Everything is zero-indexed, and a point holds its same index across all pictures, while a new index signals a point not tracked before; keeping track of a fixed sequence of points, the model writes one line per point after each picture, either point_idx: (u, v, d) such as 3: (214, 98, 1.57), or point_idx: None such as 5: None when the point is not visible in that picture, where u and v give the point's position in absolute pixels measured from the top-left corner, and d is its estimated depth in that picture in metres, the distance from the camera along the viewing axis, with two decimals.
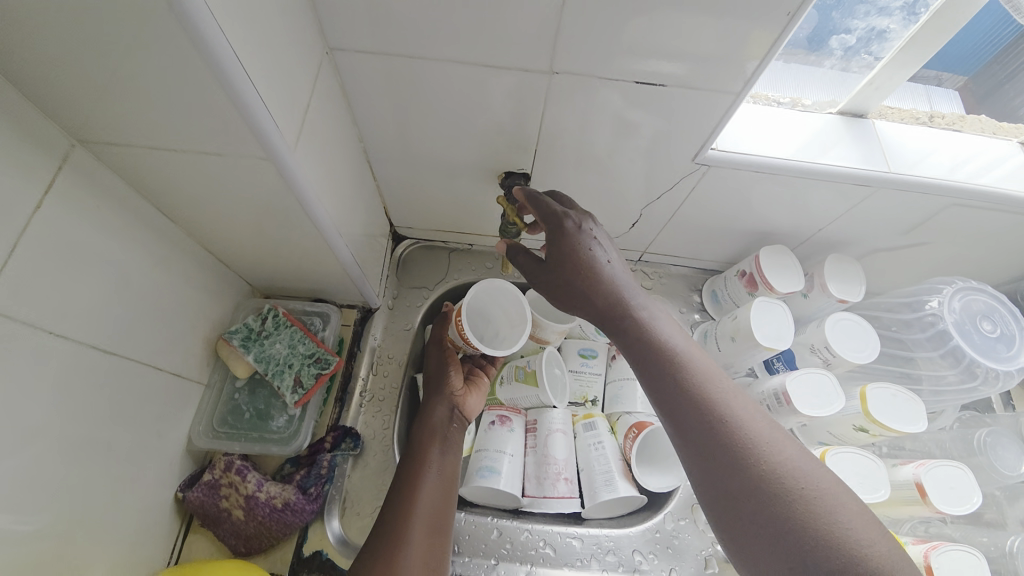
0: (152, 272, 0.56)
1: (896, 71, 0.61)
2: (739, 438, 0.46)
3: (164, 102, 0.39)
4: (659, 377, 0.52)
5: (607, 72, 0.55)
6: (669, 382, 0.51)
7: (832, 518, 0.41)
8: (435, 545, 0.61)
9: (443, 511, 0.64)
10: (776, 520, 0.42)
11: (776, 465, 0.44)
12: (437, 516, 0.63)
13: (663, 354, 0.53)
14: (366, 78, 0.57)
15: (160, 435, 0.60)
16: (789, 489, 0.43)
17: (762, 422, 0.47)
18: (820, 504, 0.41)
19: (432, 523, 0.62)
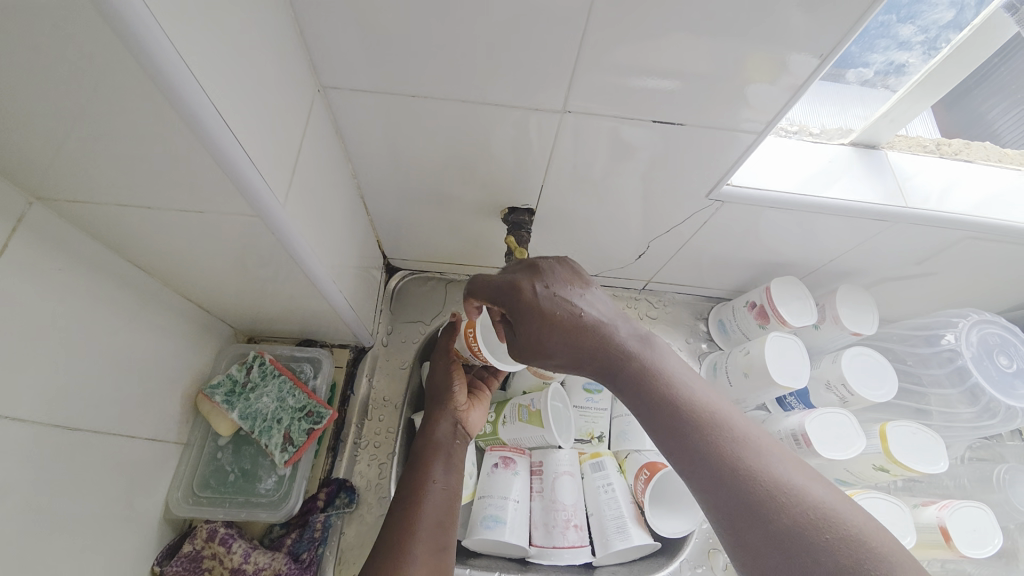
0: (125, 329, 0.51)
1: (913, 103, 0.60)
2: (769, 499, 0.37)
3: (137, 161, 0.35)
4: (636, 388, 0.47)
5: (619, 106, 0.52)
6: (675, 431, 0.43)
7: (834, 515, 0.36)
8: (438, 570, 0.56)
9: (445, 529, 0.60)
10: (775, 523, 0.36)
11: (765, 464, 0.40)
12: (440, 532, 0.59)
13: (659, 396, 0.46)
14: (361, 115, 0.54)
15: (134, 507, 0.54)
16: (844, 557, 0.34)
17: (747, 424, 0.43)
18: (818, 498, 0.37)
19: (435, 542, 0.58)
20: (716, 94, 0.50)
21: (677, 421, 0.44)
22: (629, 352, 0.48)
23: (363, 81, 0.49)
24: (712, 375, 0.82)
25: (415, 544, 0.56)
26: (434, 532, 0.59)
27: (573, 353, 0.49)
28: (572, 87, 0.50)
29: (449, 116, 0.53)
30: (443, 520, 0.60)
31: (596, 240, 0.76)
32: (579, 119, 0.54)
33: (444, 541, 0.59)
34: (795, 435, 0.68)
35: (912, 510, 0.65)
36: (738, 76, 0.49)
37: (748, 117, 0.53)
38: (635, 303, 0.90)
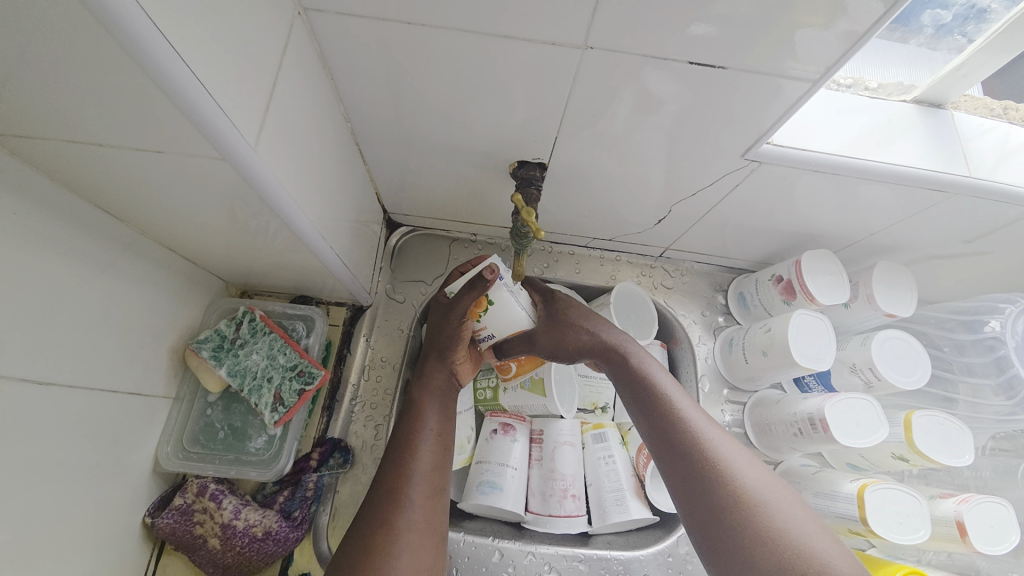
0: (96, 281, 0.48)
1: (990, 58, 0.51)
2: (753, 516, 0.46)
3: (72, 89, 0.30)
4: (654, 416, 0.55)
5: (650, 47, 0.45)
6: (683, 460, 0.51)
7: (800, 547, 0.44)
8: (436, 504, 0.54)
9: (439, 473, 0.55)
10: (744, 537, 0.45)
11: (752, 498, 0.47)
12: (435, 478, 0.55)
13: (676, 426, 0.53)
14: (350, 45, 0.47)
15: (120, 461, 0.53)
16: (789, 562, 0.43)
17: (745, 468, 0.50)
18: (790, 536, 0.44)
19: (430, 489, 0.54)
20: (761, 36, 0.43)
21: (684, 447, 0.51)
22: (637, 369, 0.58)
23: (351, 2, 0.42)
24: (727, 351, 0.78)
25: (412, 494, 0.52)
26: (430, 479, 0.54)
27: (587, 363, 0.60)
28: (595, 16, 0.42)
29: (452, 49, 0.47)
30: (438, 463, 0.56)
31: (612, 202, 0.69)
32: (601, 58, 0.46)
33: (439, 485, 0.55)
34: (812, 420, 0.64)
35: (927, 501, 0.61)
36: (791, 16, 0.41)
37: (801, 63, 0.45)
38: (649, 271, 0.85)
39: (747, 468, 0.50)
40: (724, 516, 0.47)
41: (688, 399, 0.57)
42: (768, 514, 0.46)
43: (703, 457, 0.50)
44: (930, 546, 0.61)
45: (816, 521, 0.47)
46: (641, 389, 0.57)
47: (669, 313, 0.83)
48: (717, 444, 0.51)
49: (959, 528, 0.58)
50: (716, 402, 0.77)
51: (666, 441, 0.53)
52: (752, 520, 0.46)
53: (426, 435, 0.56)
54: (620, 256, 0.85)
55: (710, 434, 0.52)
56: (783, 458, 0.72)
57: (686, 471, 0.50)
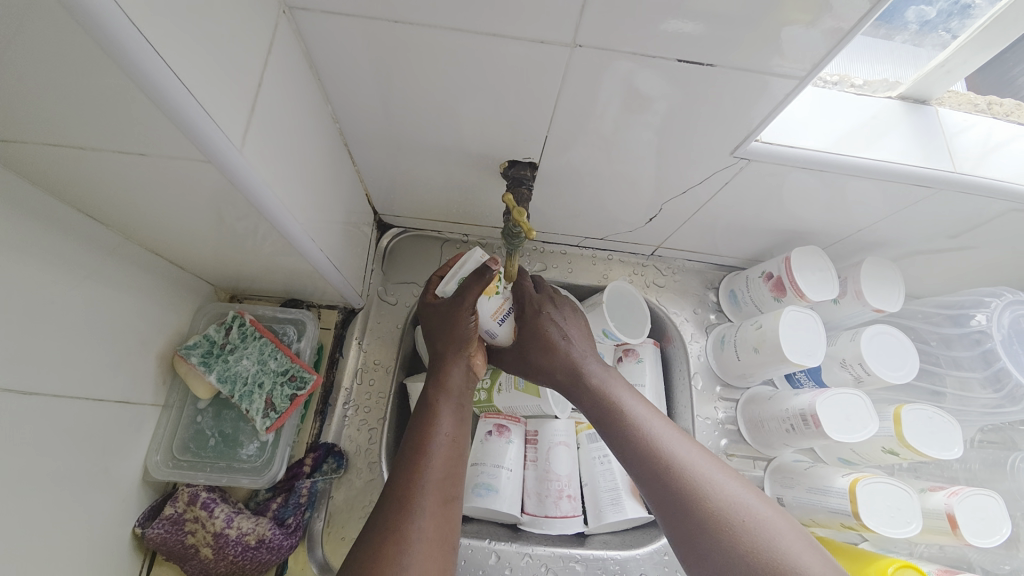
0: (81, 288, 0.47)
1: (973, 54, 0.52)
2: (713, 518, 0.46)
3: (52, 92, 0.29)
4: (613, 424, 0.56)
5: (639, 46, 0.45)
6: (645, 467, 0.52)
7: (772, 544, 0.44)
8: (449, 511, 0.51)
9: (453, 482, 0.54)
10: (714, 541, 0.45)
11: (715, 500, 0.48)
12: (448, 486, 0.52)
13: (631, 430, 0.54)
14: (338, 46, 0.46)
15: (108, 471, 0.52)
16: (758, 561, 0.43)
17: (704, 468, 0.50)
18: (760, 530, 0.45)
19: (441, 495, 0.51)
20: (748, 33, 0.43)
21: (643, 452, 0.53)
22: (595, 378, 0.60)
23: (338, 2, 0.42)
24: (719, 348, 0.78)
25: (424, 501, 0.50)
26: (440, 486, 0.52)
27: (549, 376, 0.62)
28: (584, 15, 0.42)
29: (441, 49, 0.46)
30: (451, 471, 0.54)
31: (604, 201, 0.70)
32: (590, 57, 0.46)
33: (450, 493, 0.53)
34: (805, 415, 0.65)
35: (918, 495, 0.62)
36: (777, 14, 0.41)
37: (787, 60, 0.45)
38: (641, 270, 0.85)
39: (711, 468, 0.50)
40: (690, 520, 0.47)
41: (645, 406, 0.57)
42: (734, 513, 0.46)
43: (661, 464, 0.51)
44: (922, 539, 0.61)
45: (788, 517, 0.47)
46: (600, 400, 0.58)
47: (662, 311, 0.83)
48: (672, 450, 0.52)
49: (951, 520, 0.58)
50: (709, 399, 0.78)
51: (629, 447, 0.54)
52: (714, 520, 0.46)
53: (436, 441, 0.55)
54: (612, 255, 0.85)
55: (665, 440, 0.53)
56: (777, 454, 0.73)
57: (649, 478, 0.51)
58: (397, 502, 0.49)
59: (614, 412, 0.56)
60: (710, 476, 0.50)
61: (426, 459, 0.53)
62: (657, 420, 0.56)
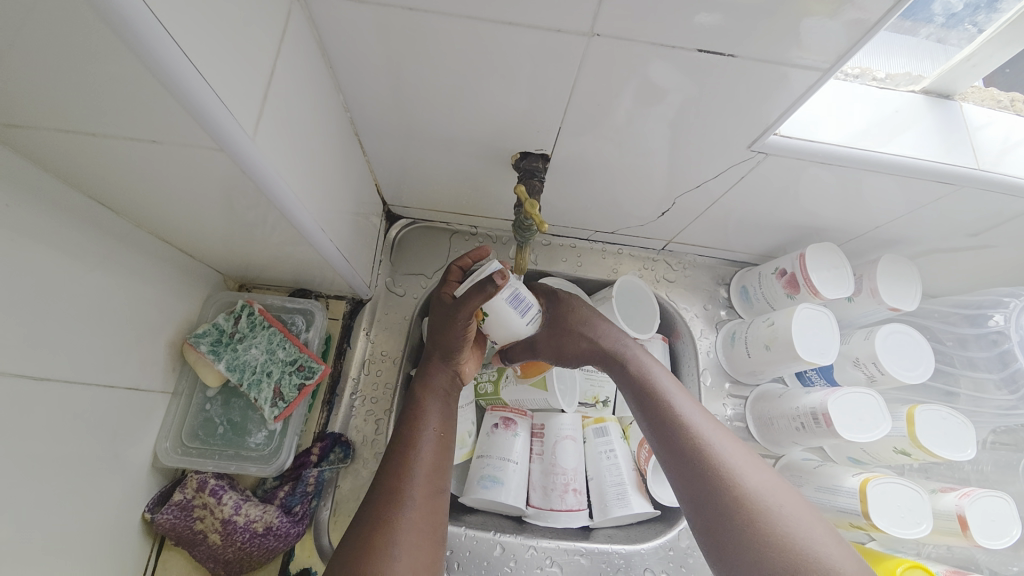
0: (91, 275, 0.47)
1: (1002, 47, 0.51)
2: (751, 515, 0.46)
3: (64, 76, 0.29)
4: (652, 411, 0.55)
5: (657, 36, 0.44)
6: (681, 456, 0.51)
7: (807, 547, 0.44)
8: (434, 496, 0.53)
9: (438, 473, 0.55)
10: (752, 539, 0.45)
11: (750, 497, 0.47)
12: (435, 478, 0.54)
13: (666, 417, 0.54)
14: (350, 32, 0.46)
15: (118, 456, 0.52)
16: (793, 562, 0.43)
17: (741, 465, 0.50)
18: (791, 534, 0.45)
19: (430, 488, 0.53)
20: (771, 23, 0.42)
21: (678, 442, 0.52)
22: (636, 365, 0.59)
23: None
24: (729, 345, 0.77)
25: (410, 494, 0.52)
26: (429, 478, 0.54)
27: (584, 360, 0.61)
28: (602, 3, 0.41)
29: (454, 37, 0.45)
30: (438, 462, 0.55)
31: (616, 194, 0.69)
32: (607, 46, 0.45)
33: (438, 485, 0.54)
34: (817, 414, 0.64)
35: (928, 496, 0.61)
36: (801, 4, 0.40)
37: (809, 52, 0.44)
38: (651, 265, 0.84)
39: (749, 469, 0.50)
40: (728, 514, 0.47)
41: (696, 408, 0.55)
42: (776, 522, 0.45)
43: (712, 468, 0.49)
44: (931, 539, 0.61)
45: (820, 519, 0.47)
46: (639, 386, 0.57)
47: (671, 306, 0.82)
48: (725, 455, 0.50)
49: (961, 522, 0.57)
50: (718, 396, 0.77)
51: (669, 434, 0.53)
52: (757, 524, 0.45)
53: (425, 436, 0.56)
54: (622, 249, 0.84)
55: (723, 444, 0.51)
56: (785, 452, 0.72)
57: (686, 468, 0.50)
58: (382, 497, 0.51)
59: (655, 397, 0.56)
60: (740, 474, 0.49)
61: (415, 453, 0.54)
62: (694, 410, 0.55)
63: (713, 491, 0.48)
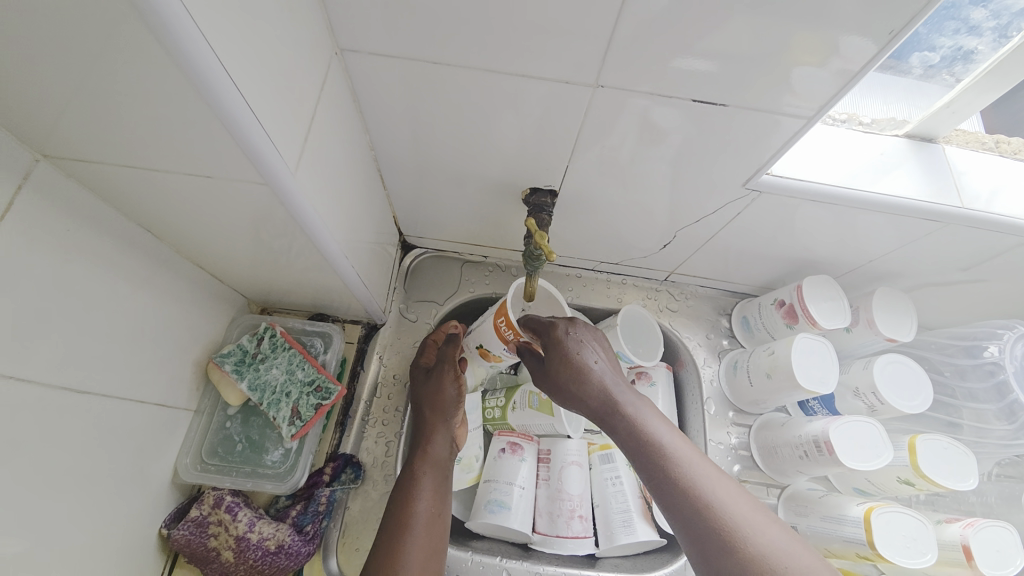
0: (132, 296, 0.50)
1: (976, 97, 0.55)
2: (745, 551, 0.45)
3: (140, 121, 0.33)
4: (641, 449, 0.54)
5: (655, 88, 0.48)
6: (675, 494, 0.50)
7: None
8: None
9: (434, 556, 0.57)
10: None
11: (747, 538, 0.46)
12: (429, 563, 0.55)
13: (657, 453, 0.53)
14: (380, 82, 0.51)
15: (141, 470, 0.55)
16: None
17: (737, 504, 0.49)
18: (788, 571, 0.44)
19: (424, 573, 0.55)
20: (761, 73, 0.46)
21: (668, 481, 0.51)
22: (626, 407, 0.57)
23: (384, 44, 0.46)
24: (732, 373, 0.79)
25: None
26: (423, 564, 0.55)
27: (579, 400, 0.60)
28: (606, 58, 0.46)
29: (472, 87, 0.50)
30: (433, 546, 0.57)
31: (620, 227, 0.72)
32: (611, 95, 0.50)
33: (432, 569, 0.56)
34: (819, 442, 0.65)
35: (934, 526, 0.61)
36: (787, 56, 0.44)
37: (794, 102, 0.48)
38: (655, 294, 0.87)
39: (742, 506, 0.49)
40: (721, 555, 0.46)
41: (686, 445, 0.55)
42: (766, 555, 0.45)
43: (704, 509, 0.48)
44: (938, 572, 0.61)
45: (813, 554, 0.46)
46: (631, 427, 0.56)
47: (675, 335, 0.84)
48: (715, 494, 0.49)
49: (966, 552, 0.58)
50: (722, 424, 0.78)
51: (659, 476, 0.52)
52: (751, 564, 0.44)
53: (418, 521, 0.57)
54: (626, 280, 0.87)
55: (713, 483, 0.50)
56: (790, 482, 0.73)
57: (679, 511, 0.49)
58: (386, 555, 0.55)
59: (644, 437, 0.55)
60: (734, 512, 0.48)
61: (409, 537, 0.56)
62: (685, 447, 0.54)
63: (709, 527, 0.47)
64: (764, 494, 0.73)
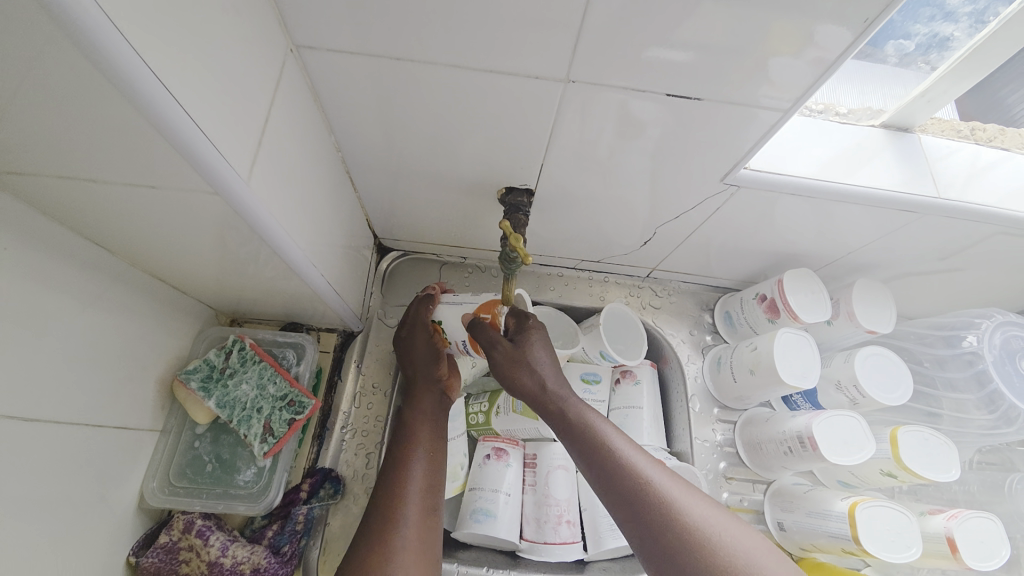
0: (83, 315, 0.47)
1: (953, 84, 0.54)
2: (689, 534, 0.46)
3: (72, 131, 0.30)
4: (585, 444, 0.55)
5: (628, 82, 0.47)
6: (619, 485, 0.51)
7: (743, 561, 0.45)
8: (427, 533, 0.54)
9: (431, 514, 0.56)
10: (694, 556, 0.45)
11: (690, 521, 0.47)
12: (429, 496, 0.57)
13: (600, 447, 0.54)
14: (345, 81, 0.48)
15: (104, 497, 0.52)
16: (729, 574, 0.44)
17: (678, 489, 0.51)
18: (730, 549, 0.45)
19: (424, 507, 0.56)
20: (737, 66, 0.45)
21: (612, 473, 0.52)
22: (569, 403, 0.58)
23: (346, 42, 0.44)
24: (716, 369, 0.79)
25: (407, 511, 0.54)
26: (423, 498, 0.57)
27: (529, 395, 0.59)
28: (577, 54, 0.44)
29: (442, 85, 0.48)
30: (431, 495, 0.58)
31: (600, 224, 0.71)
32: (584, 91, 0.48)
33: (432, 505, 0.57)
34: (802, 438, 0.65)
35: (918, 518, 0.62)
36: (764, 46, 0.43)
37: (770, 94, 0.48)
38: (637, 292, 0.86)
39: (684, 494, 0.50)
40: (666, 539, 0.47)
41: (623, 437, 0.56)
42: (708, 535, 0.46)
43: (649, 497, 0.49)
44: (924, 562, 0.61)
45: (753, 535, 0.48)
46: (575, 423, 0.57)
47: (658, 332, 0.84)
48: (658, 482, 0.51)
49: (950, 543, 0.58)
50: (707, 421, 0.78)
51: (606, 470, 0.53)
52: (698, 545, 0.46)
53: (417, 458, 0.59)
54: (608, 277, 0.86)
55: (655, 473, 0.52)
56: (776, 477, 0.73)
57: (626, 502, 0.50)
58: (384, 512, 0.54)
59: (588, 434, 0.56)
60: (679, 498, 0.49)
61: (405, 495, 0.56)
62: (622, 440, 0.55)
63: (653, 515, 0.48)
64: (751, 490, 0.74)
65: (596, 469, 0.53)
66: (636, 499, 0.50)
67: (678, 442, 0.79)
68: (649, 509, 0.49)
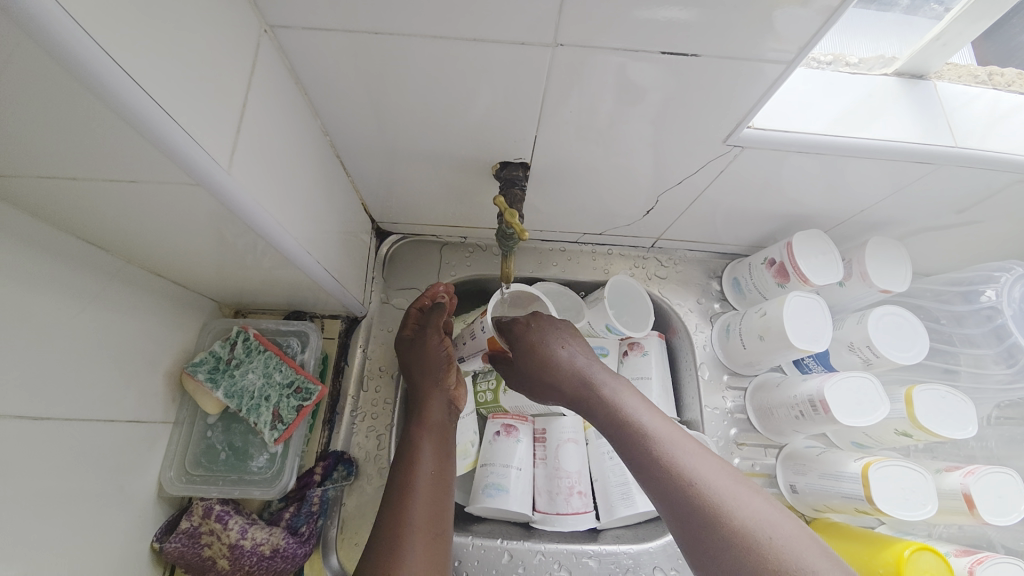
0: (83, 315, 0.47)
1: (968, 26, 0.51)
2: (729, 520, 0.45)
3: (39, 129, 0.29)
4: (620, 429, 0.56)
5: (621, 42, 0.44)
6: (654, 471, 0.51)
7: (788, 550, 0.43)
8: (434, 542, 0.55)
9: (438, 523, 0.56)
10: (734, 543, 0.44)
11: (731, 509, 0.46)
12: (438, 503, 0.57)
13: (632, 433, 0.54)
14: (325, 59, 0.47)
15: (123, 489, 0.53)
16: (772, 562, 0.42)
17: (718, 475, 0.49)
18: (774, 537, 0.44)
19: (432, 516, 0.56)
20: (735, 18, 0.42)
21: (647, 459, 0.52)
22: (603, 390, 0.59)
23: (320, 17, 0.42)
24: (724, 337, 0.77)
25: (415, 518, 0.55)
26: (430, 507, 0.57)
27: (559, 388, 0.62)
28: (564, 15, 0.42)
29: (426, 57, 0.46)
30: (438, 500, 0.58)
31: (600, 195, 0.69)
32: (574, 54, 0.46)
33: (440, 514, 0.57)
34: (814, 401, 0.64)
35: (934, 476, 0.61)
36: None
37: (772, 46, 0.45)
38: (642, 262, 0.85)
39: (725, 479, 0.49)
40: (705, 526, 0.46)
41: (662, 421, 0.56)
42: (750, 522, 0.45)
43: (686, 483, 0.49)
44: (939, 520, 0.61)
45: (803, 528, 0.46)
46: (609, 410, 0.57)
47: (665, 302, 0.82)
48: (696, 468, 0.50)
49: (966, 499, 0.57)
50: (717, 389, 0.77)
51: (641, 455, 0.53)
52: (738, 531, 0.45)
53: (424, 465, 0.59)
54: (611, 249, 0.84)
55: (695, 457, 0.51)
56: (788, 441, 0.72)
57: (661, 488, 0.50)
58: (392, 519, 0.55)
59: (622, 419, 0.56)
60: (719, 484, 0.48)
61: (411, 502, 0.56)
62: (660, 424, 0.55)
63: (689, 500, 0.48)
64: (763, 455, 0.73)
65: (631, 454, 0.54)
66: (672, 485, 0.49)
67: (687, 412, 0.78)
68: (686, 495, 0.48)
